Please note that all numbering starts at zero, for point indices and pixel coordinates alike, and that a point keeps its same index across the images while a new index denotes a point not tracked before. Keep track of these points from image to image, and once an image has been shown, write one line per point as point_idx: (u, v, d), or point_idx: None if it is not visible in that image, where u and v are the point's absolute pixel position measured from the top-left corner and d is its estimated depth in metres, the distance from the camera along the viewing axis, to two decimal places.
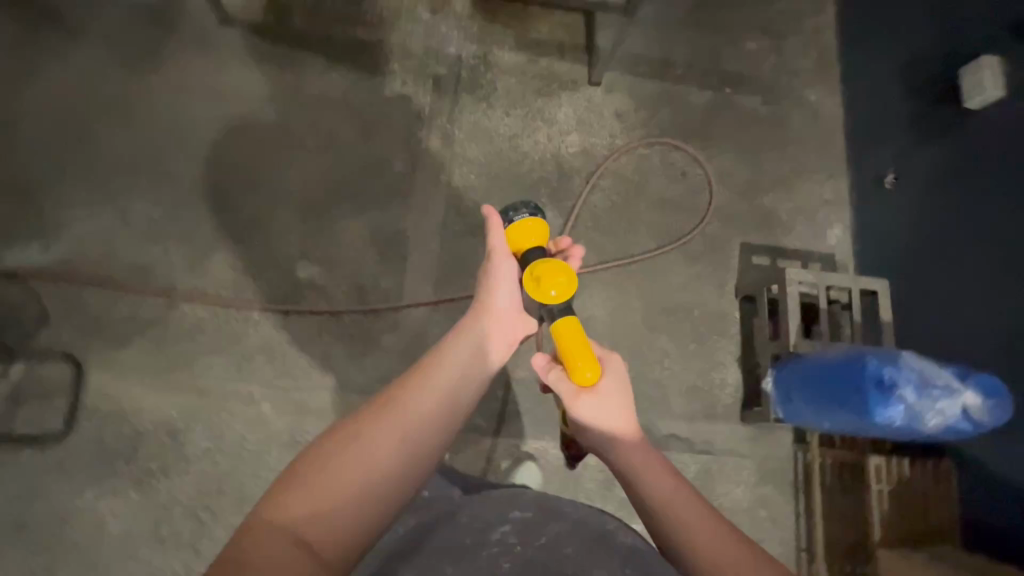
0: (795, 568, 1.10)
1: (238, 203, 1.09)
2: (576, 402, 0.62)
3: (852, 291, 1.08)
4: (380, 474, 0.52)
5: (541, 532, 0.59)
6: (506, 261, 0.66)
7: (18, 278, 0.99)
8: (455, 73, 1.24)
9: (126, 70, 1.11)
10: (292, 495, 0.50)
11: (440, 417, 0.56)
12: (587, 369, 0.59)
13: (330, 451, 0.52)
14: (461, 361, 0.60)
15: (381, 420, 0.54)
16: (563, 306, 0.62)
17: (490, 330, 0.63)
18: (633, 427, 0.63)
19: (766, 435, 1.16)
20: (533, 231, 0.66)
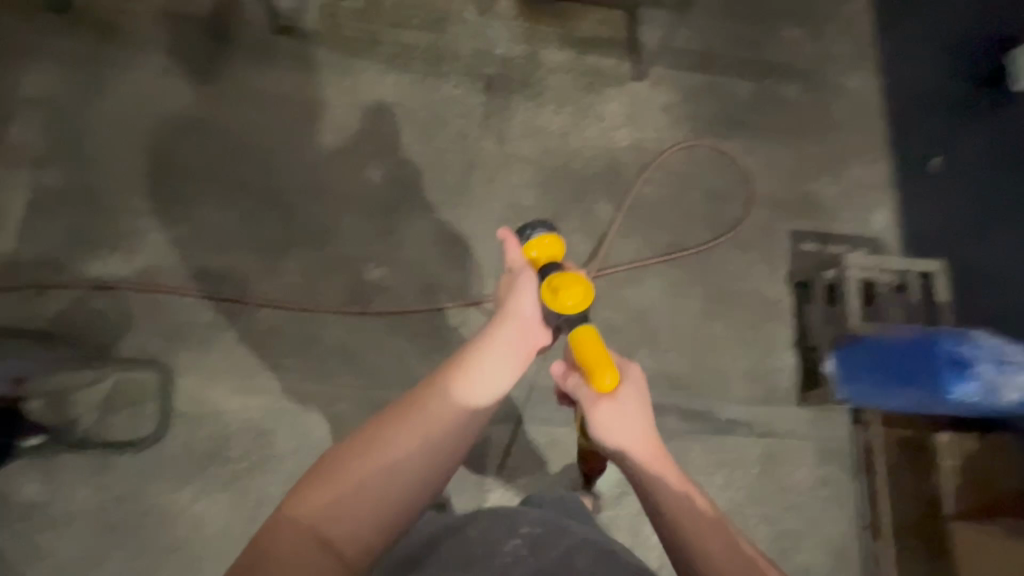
0: (857, 545, 1.13)
1: (305, 208, 1.12)
2: (593, 409, 0.56)
3: (909, 273, 1.13)
4: (400, 481, 0.49)
5: (553, 547, 0.59)
6: (526, 265, 0.59)
7: (103, 289, 1.03)
8: (505, 73, 1.26)
9: (189, 82, 1.14)
10: (310, 497, 0.47)
11: (464, 421, 0.52)
12: (607, 375, 0.55)
13: (350, 452, 0.49)
14: (488, 360, 0.54)
15: (403, 422, 0.51)
16: (580, 316, 0.57)
17: (519, 329, 0.57)
18: (656, 440, 0.56)
19: (825, 417, 1.19)
20: (544, 248, 0.60)
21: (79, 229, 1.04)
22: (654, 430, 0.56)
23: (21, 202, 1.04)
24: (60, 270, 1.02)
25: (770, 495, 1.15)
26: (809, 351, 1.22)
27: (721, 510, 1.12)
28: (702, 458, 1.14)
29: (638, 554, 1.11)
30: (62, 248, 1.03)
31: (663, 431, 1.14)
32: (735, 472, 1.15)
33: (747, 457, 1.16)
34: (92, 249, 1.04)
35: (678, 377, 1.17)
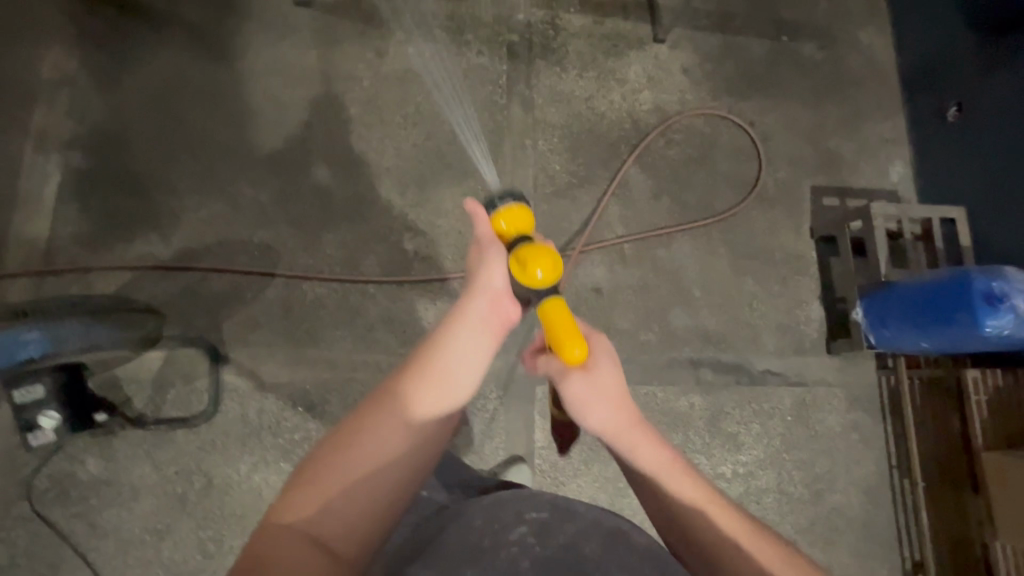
0: (888, 483, 1.19)
1: (339, 183, 1.12)
2: (566, 381, 0.61)
3: (932, 220, 1.17)
4: (384, 469, 0.53)
5: (559, 531, 0.54)
6: (491, 241, 0.61)
7: (145, 269, 1.02)
8: (526, 39, 1.26)
9: (212, 59, 1.13)
10: (300, 495, 0.51)
11: (442, 408, 0.56)
12: (575, 347, 0.57)
13: (333, 447, 0.53)
14: (460, 346, 0.58)
15: (382, 415, 0.54)
16: (551, 289, 0.59)
17: (486, 311, 0.59)
18: (627, 405, 0.61)
19: (851, 365, 1.23)
20: (514, 217, 0.61)
21: (115, 210, 1.04)
22: (625, 396, 0.61)
23: (54, 184, 1.03)
24: (99, 251, 1.02)
25: (805, 441, 1.19)
26: (835, 302, 1.26)
27: (758, 457, 1.17)
28: (739, 408, 1.18)
29: None
30: (100, 229, 1.03)
31: (700, 384, 1.18)
32: (771, 421, 1.19)
33: (782, 406, 1.19)
34: (130, 230, 1.04)
35: (711, 333, 1.20)
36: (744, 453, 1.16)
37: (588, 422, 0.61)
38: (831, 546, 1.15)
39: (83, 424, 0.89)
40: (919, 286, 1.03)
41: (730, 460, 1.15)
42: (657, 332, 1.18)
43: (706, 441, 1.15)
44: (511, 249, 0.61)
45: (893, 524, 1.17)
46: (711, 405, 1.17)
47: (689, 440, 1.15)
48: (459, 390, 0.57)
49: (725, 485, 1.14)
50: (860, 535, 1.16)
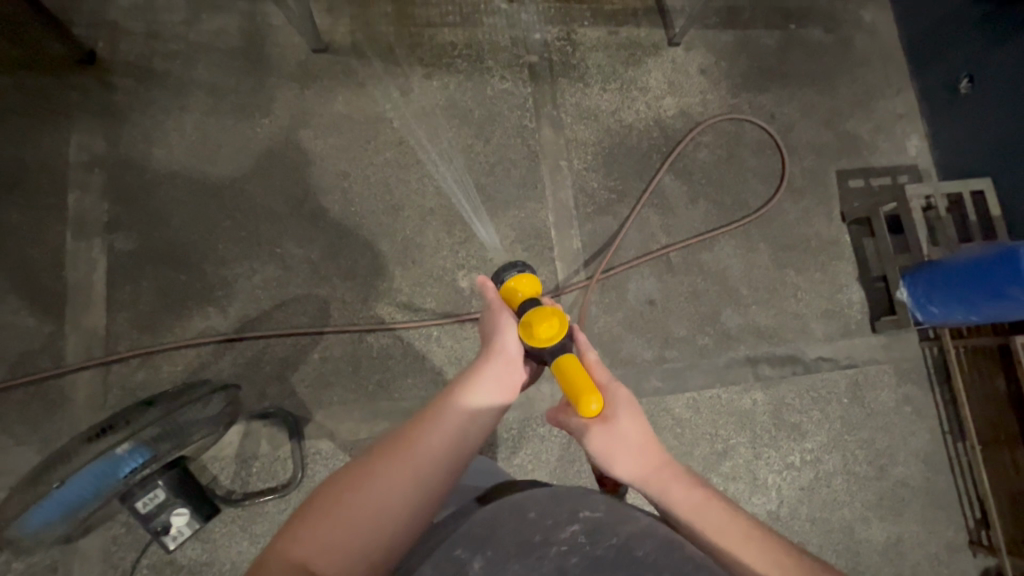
0: (944, 449, 1.24)
1: (383, 228, 1.12)
2: (587, 436, 0.59)
3: (962, 194, 1.22)
4: (393, 510, 0.50)
5: (612, 531, 0.46)
6: (500, 308, 0.67)
7: (210, 345, 1.02)
8: (546, 59, 1.25)
9: (236, 117, 1.11)
10: (305, 528, 0.48)
11: (454, 455, 0.54)
12: (592, 400, 0.55)
13: (342, 484, 0.51)
14: (475, 397, 0.59)
15: (395, 455, 0.52)
16: (560, 346, 0.61)
17: (501, 365, 0.63)
18: (653, 448, 0.60)
19: (896, 340, 1.28)
20: (522, 285, 0.67)
21: (166, 288, 1.03)
22: (651, 440, 0.60)
23: (101, 270, 1.02)
24: (159, 332, 1.01)
25: (863, 421, 1.23)
26: (873, 282, 1.30)
27: (822, 441, 1.21)
28: (798, 398, 1.21)
29: (761, 498, 1.16)
30: (156, 308, 1.02)
31: (760, 380, 1.21)
32: (830, 405, 1.22)
33: (837, 390, 1.23)
34: (186, 306, 1.03)
35: (763, 329, 1.23)
36: (809, 440, 1.20)
37: (616, 471, 0.60)
38: (900, 517, 1.20)
39: (212, 506, 0.90)
40: (964, 262, 1.07)
41: (796, 448, 1.19)
42: (712, 335, 1.21)
43: (772, 434, 1.19)
44: (520, 315, 0.65)
45: (952, 487, 1.22)
46: (772, 398, 1.20)
47: (756, 435, 1.19)
48: (471, 442, 0.56)
49: (795, 474, 1.19)
50: (925, 503, 1.21)
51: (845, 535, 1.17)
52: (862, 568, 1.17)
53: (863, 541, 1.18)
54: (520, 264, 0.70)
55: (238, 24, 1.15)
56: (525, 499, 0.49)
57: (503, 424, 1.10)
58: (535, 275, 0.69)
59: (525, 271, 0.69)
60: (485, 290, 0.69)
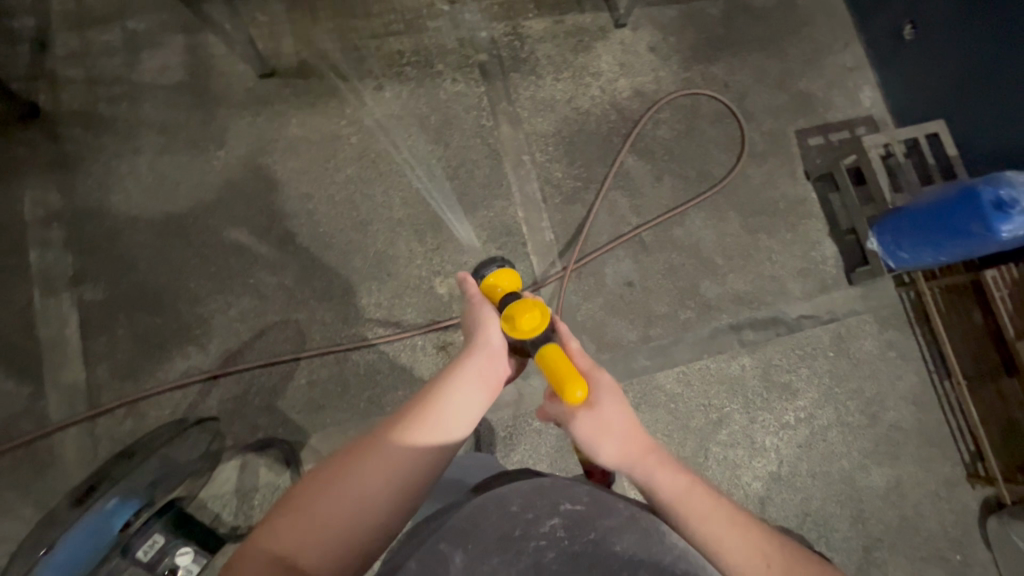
0: (931, 389, 1.26)
1: (353, 245, 1.11)
2: (573, 421, 0.58)
3: (918, 139, 1.24)
4: (367, 513, 0.48)
5: (592, 526, 0.47)
6: (482, 302, 0.66)
7: (195, 384, 1.01)
8: (495, 56, 1.25)
9: (190, 153, 1.10)
10: (279, 526, 0.47)
11: (434, 456, 0.52)
12: (578, 388, 0.55)
13: (318, 480, 0.49)
14: (457, 392, 0.56)
15: (370, 455, 0.50)
16: (542, 337, 0.61)
17: (488, 357, 0.60)
18: (637, 432, 0.59)
19: (873, 289, 1.30)
20: (502, 279, 0.70)
21: (142, 333, 1.02)
22: (634, 424, 0.59)
23: (73, 324, 1.01)
24: (141, 378, 1.00)
25: (850, 371, 1.25)
26: (844, 235, 1.32)
27: (814, 397, 1.23)
28: (784, 357, 1.23)
29: (761, 461, 1.18)
30: (134, 355, 1.01)
31: (745, 345, 1.23)
32: (816, 361, 1.24)
33: (822, 345, 1.25)
34: (165, 348, 1.02)
35: (742, 295, 1.25)
36: (801, 398, 1.22)
37: (601, 457, 0.58)
38: (898, 461, 1.22)
39: (217, 539, 0.86)
40: (928, 206, 1.09)
41: (789, 407, 1.21)
42: (694, 308, 1.22)
43: (764, 396, 1.21)
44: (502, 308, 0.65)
45: (945, 425, 1.25)
46: (759, 362, 1.22)
47: (748, 400, 1.20)
48: (452, 440, 0.53)
49: (791, 432, 1.20)
50: (920, 443, 1.23)
51: (847, 485, 1.20)
52: (866, 515, 1.19)
53: (865, 489, 1.20)
54: (500, 260, 0.73)
55: (179, 59, 1.13)
56: (509, 489, 0.49)
57: (498, 423, 1.11)
58: (513, 268, 0.71)
59: (504, 266, 0.73)
60: (466, 284, 0.70)
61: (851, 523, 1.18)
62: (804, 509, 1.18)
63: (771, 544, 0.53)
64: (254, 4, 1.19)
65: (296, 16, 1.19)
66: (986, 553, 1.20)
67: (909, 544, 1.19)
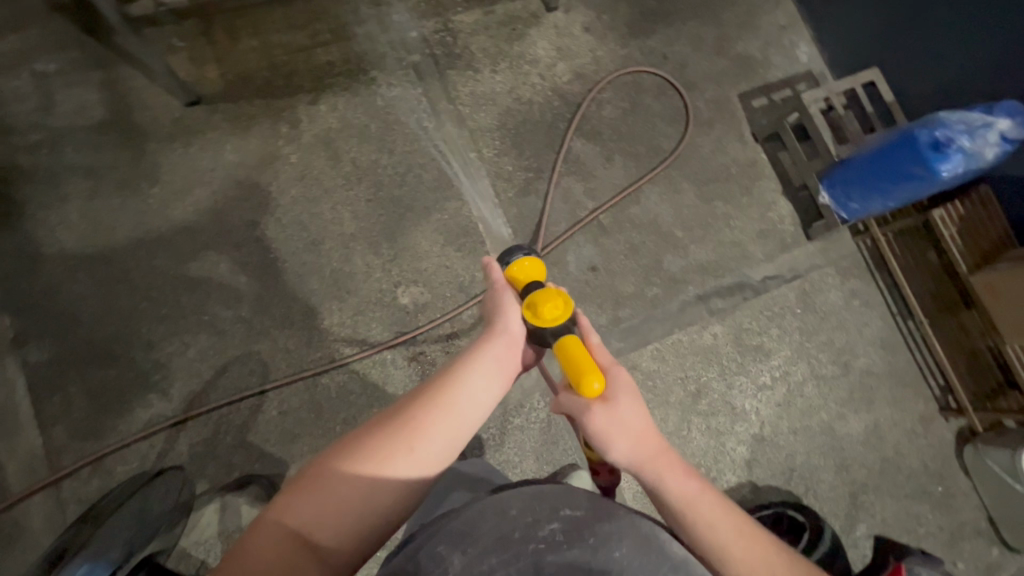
0: (897, 331, 1.29)
1: (308, 266, 1.08)
2: (587, 415, 0.58)
3: (855, 88, 1.26)
4: (386, 498, 0.51)
5: (591, 532, 0.48)
6: (505, 289, 0.67)
7: (161, 432, 0.98)
8: (429, 55, 1.22)
9: (123, 193, 1.06)
10: (301, 499, 0.49)
11: (449, 446, 0.54)
12: (594, 380, 0.56)
13: (339, 459, 0.51)
14: (472, 382, 0.58)
15: (392, 441, 0.52)
16: (564, 327, 0.61)
17: (503, 348, 0.62)
18: (652, 433, 0.59)
19: (830, 241, 1.32)
20: (529, 269, 0.67)
21: (99, 387, 0.98)
22: (650, 427, 0.59)
23: (22, 388, 0.97)
24: (103, 434, 0.97)
25: (819, 325, 1.27)
26: (797, 192, 1.33)
27: (787, 355, 1.25)
28: (754, 320, 1.25)
29: (743, 424, 1.20)
30: (92, 411, 0.97)
31: (714, 314, 1.24)
32: (785, 319, 1.26)
33: (789, 303, 1.27)
34: (124, 400, 0.98)
35: (706, 264, 1.26)
36: (775, 358, 1.24)
37: (611, 453, 0.59)
38: (873, 405, 1.25)
39: None
40: (869, 154, 1.11)
41: (764, 368, 1.23)
42: (660, 284, 1.23)
43: (738, 361, 1.23)
44: (524, 294, 0.65)
45: (914, 364, 1.28)
46: (730, 328, 1.23)
47: (723, 367, 1.22)
48: (466, 431, 0.56)
49: (769, 393, 1.22)
50: (892, 385, 1.27)
51: (828, 436, 1.22)
52: (849, 462, 1.22)
53: (844, 437, 1.23)
54: (526, 248, 0.71)
55: (96, 96, 1.08)
56: (509, 495, 0.50)
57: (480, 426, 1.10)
58: (538, 259, 0.69)
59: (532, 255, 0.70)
60: (491, 273, 0.68)
61: (836, 471, 1.21)
62: (790, 465, 1.20)
63: (777, 557, 0.54)
64: (168, 30, 1.13)
65: (215, 38, 1.14)
66: (965, 481, 1.24)
67: (893, 483, 1.22)
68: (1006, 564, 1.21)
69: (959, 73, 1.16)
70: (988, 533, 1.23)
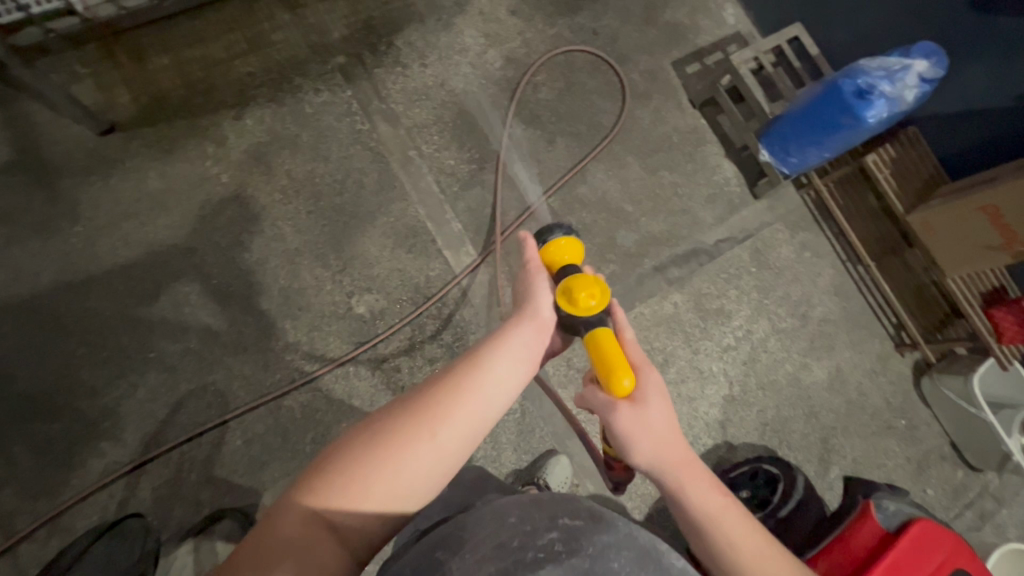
0: (848, 277, 1.33)
1: (256, 288, 1.05)
2: (613, 414, 0.59)
3: (782, 46, 1.27)
4: (407, 484, 0.49)
5: (589, 541, 0.46)
6: (540, 273, 0.64)
7: (120, 480, 0.94)
8: (354, 56, 1.18)
9: (42, 236, 1.00)
10: (325, 480, 0.48)
11: (475, 432, 0.52)
12: (625, 377, 0.56)
13: (363, 441, 0.49)
14: (501, 362, 0.55)
15: (417, 423, 0.50)
16: (597, 317, 0.61)
17: (534, 329, 0.59)
18: (678, 439, 0.59)
19: (776, 198, 1.34)
20: (567, 249, 0.66)
21: (46, 442, 0.93)
22: (676, 432, 0.59)
23: None
24: (57, 490, 0.92)
25: (775, 281, 1.30)
26: (739, 153, 1.35)
27: (747, 314, 1.27)
28: (712, 284, 1.27)
29: (713, 387, 1.22)
30: (41, 469, 0.93)
31: (672, 283, 1.25)
32: (741, 280, 1.29)
33: (743, 263, 1.29)
34: (75, 452, 0.94)
35: (658, 235, 1.27)
36: (736, 318, 1.27)
37: (633, 454, 0.59)
38: (834, 351, 1.29)
39: None
40: (801, 106, 1.13)
41: (726, 330, 1.25)
42: (617, 260, 1.23)
43: (701, 326, 1.24)
44: (558, 279, 0.64)
45: (867, 306, 1.32)
46: (689, 295, 1.25)
47: (688, 334, 1.23)
48: (493, 415, 0.53)
49: (734, 353, 1.25)
50: (849, 329, 1.31)
51: (794, 387, 1.26)
52: (817, 409, 1.26)
53: (810, 385, 1.27)
54: (564, 227, 0.69)
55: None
56: (508, 504, 0.50)
57: None
58: (578, 240, 0.68)
59: (570, 235, 0.68)
60: (525, 247, 0.66)
61: (805, 420, 1.25)
62: (762, 421, 1.23)
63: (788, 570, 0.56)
64: (68, 57, 1.07)
65: (121, 61, 1.08)
66: (927, 411, 1.30)
67: (859, 423, 1.27)
68: (971, 484, 1.28)
69: (878, 19, 1.19)
70: (952, 458, 1.28)
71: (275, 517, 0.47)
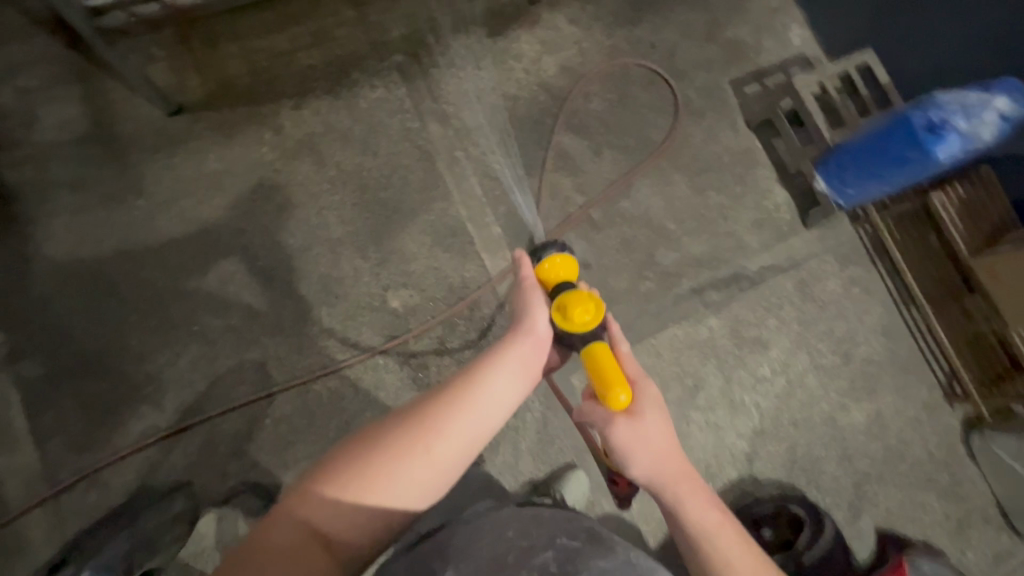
0: (897, 318, 1.26)
1: (298, 273, 1.08)
2: (610, 428, 0.57)
3: (849, 71, 1.22)
4: (398, 497, 0.50)
5: (584, 566, 0.46)
6: (534, 289, 0.63)
7: (155, 444, 0.99)
8: (412, 55, 1.20)
9: (108, 206, 1.06)
10: (316, 492, 0.49)
11: (468, 448, 0.52)
12: (621, 392, 0.56)
13: (356, 453, 0.50)
14: (494, 380, 0.55)
15: (407, 437, 0.50)
16: (592, 333, 0.61)
17: (531, 346, 0.59)
18: (676, 453, 0.58)
19: (827, 228, 1.29)
20: (561, 266, 0.65)
21: (92, 400, 0.99)
22: (674, 445, 0.58)
23: (18, 403, 0.98)
24: (97, 447, 0.98)
25: (818, 315, 1.25)
26: (792, 178, 1.30)
27: (785, 346, 1.22)
28: (751, 312, 1.23)
29: (742, 419, 1.18)
30: (86, 425, 0.98)
31: (710, 307, 1.22)
32: (783, 310, 1.24)
33: (786, 293, 1.25)
34: (117, 413, 0.99)
35: (700, 257, 1.24)
36: (773, 348, 1.22)
37: (630, 468, 0.58)
38: (876, 394, 1.23)
39: None
40: (865, 137, 1.08)
41: (761, 360, 1.21)
42: (654, 278, 1.21)
43: (736, 354, 1.21)
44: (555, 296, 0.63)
45: (917, 351, 1.25)
46: (726, 320, 1.21)
47: (721, 361, 1.20)
48: (487, 432, 0.53)
49: (768, 385, 1.20)
50: (895, 373, 1.24)
51: (829, 427, 1.20)
52: (852, 453, 1.20)
53: (847, 427, 1.21)
54: (557, 244, 0.69)
55: (79, 110, 1.08)
56: (511, 518, 0.51)
57: None
58: (571, 256, 0.67)
59: (564, 252, 0.68)
60: (521, 264, 0.65)
61: (839, 462, 1.19)
62: (791, 459, 1.18)
63: None
64: (146, 40, 1.13)
65: (194, 47, 1.14)
66: (973, 468, 1.22)
67: (897, 472, 1.20)
68: (1017, 552, 1.19)
69: (959, 49, 1.12)
70: (998, 521, 1.20)
71: (267, 527, 0.49)
